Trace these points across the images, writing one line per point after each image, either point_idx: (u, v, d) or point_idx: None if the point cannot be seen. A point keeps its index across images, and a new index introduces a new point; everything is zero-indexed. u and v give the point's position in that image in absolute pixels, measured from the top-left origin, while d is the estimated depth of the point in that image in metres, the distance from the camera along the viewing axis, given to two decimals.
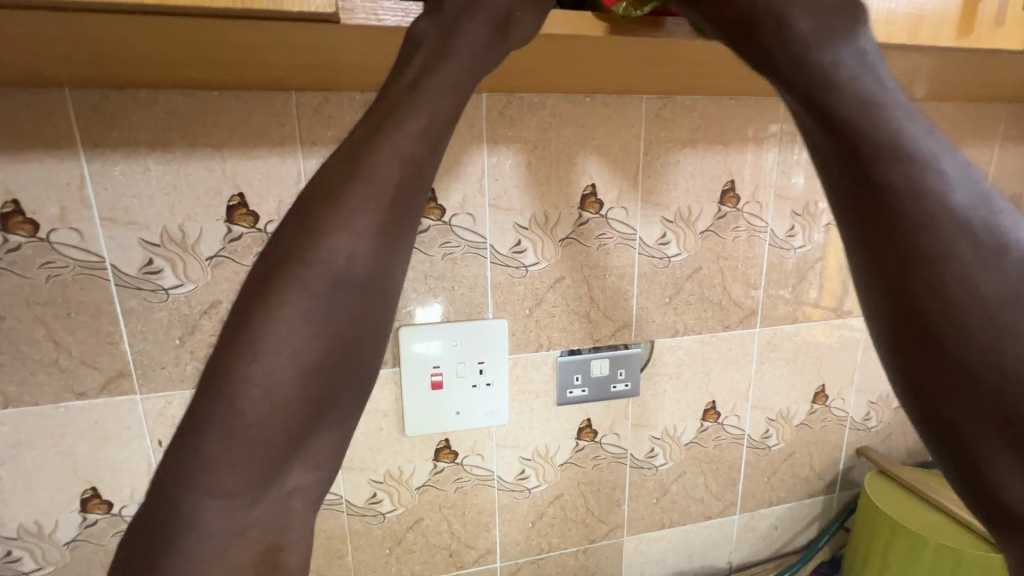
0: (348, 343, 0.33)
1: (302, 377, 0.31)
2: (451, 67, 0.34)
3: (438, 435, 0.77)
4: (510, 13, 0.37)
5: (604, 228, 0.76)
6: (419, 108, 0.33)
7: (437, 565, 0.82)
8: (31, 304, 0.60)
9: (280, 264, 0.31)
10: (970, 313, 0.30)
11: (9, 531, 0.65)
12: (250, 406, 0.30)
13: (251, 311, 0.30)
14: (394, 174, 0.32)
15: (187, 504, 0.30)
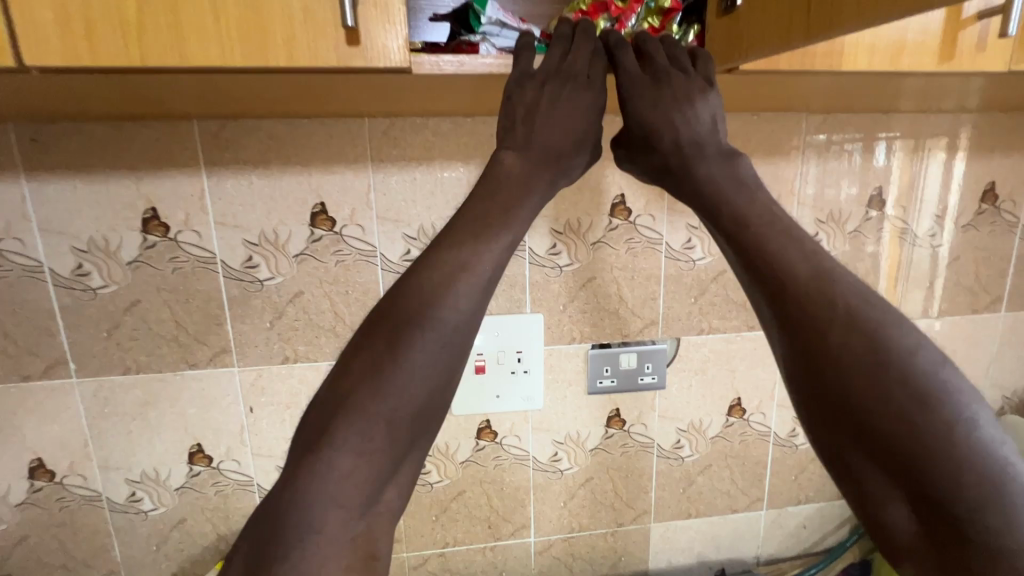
0: (438, 398, 0.41)
1: (411, 417, 0.40)
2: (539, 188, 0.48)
3: (480, 416, 0.86)
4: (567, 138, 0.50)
5: (632, 233, 0.84)
6: (519, 215, 0.45)
7: (477, 535, 0.91)
8: (160, 290, 0.75)
9: (399, 330, 0.40)
10: (847, 365, 0.38)
11: (135, 476, 0.80)
12: (375, 435, 0.38)
13: (386, 361, 0.39)
14: (492, 261, 0.43)
15: (315, 511, 0.37)
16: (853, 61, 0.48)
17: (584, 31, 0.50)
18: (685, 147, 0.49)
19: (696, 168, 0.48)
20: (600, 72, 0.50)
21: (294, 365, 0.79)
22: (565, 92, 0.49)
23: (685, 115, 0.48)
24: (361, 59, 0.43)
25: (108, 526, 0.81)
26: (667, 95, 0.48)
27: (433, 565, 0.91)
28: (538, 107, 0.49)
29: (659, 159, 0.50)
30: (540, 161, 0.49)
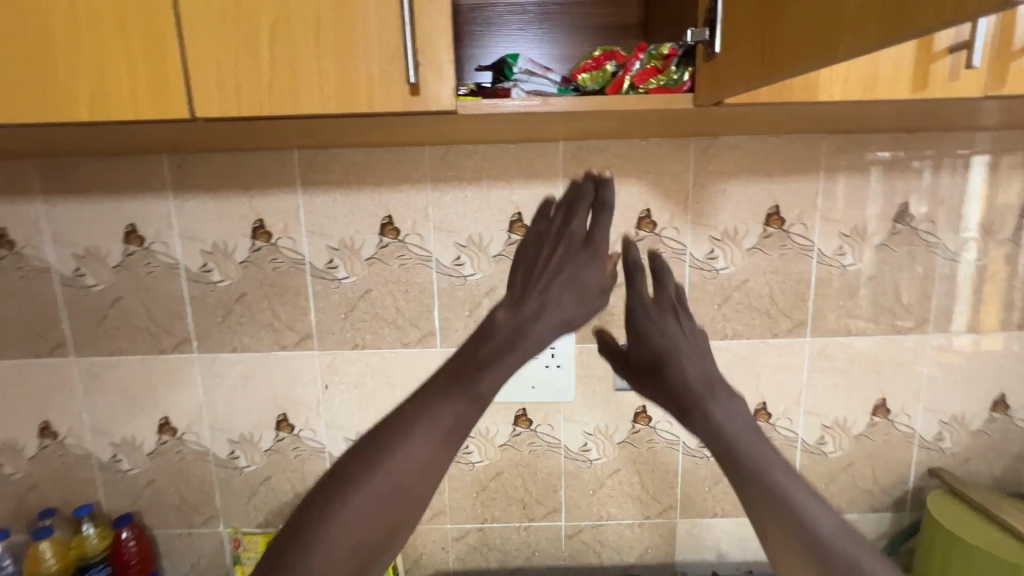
0: (397, 521, 0.45)
1: (374, 535, 0.44)
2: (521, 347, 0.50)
3: (517, 404, 0.97)
4: (563, 296, 0.52)
5: (657, 244, 0.93)
6: (496, 368, 0.49)
7: (513, 513, 1.01)
8: (262, 285, 0.93)
9: (378, 448, 0.46)
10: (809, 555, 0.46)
11: (235, 438, 0.98)
12: (334, 538, 0.43)
13: (360, 474, 0.45)
14: (470, 400, 0.48)
15: None
16: (828, 92, 0.56)
17: (585, 200, 0.55)
18: (685, 365, 0.55)
19: (690, 384, 0.54)
20: (609, 225, 0.55)
21: (362, 351, 0.95)
22: (569, 258, 0.53)
23: (682, 339, 0.57)
24: (421, 104, 0.57)
25: (212, 477, 0.99)
26: (671, 322, 0.57)
27: (473, 538, 1.02)
28: (543, 267, 0.53)
29: (657, 384, 0.56)
30: (535, 321, 0.51)
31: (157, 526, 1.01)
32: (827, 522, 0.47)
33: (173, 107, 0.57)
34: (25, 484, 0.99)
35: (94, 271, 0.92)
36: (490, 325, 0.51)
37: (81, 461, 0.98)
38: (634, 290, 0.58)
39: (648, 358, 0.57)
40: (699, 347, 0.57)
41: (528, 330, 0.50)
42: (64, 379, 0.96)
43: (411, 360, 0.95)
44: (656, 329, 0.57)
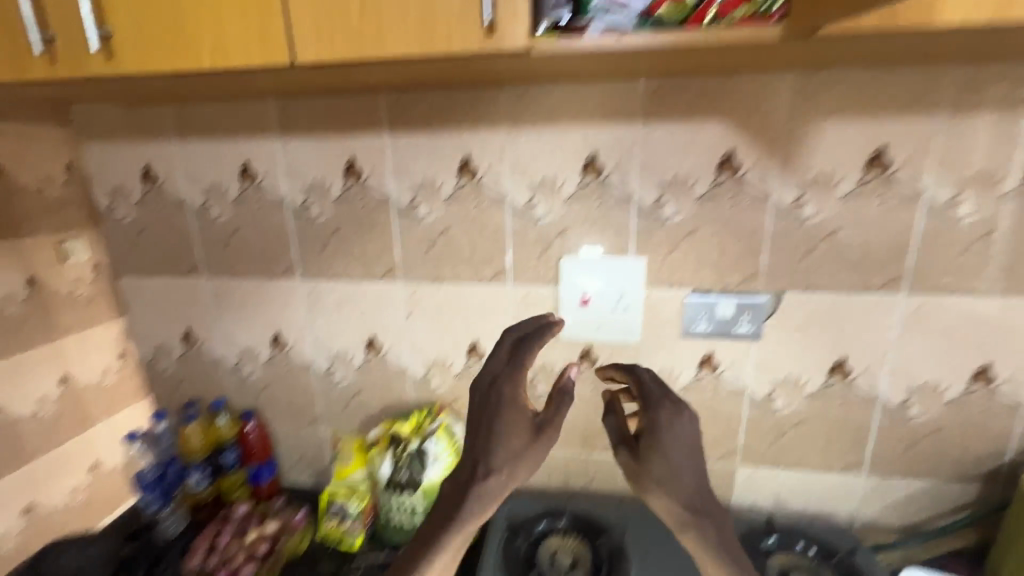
0: None
1: None
2: (475, 500, 0.59)
3: (583, 343, 1.01)
4: (506, 457, 0.59)
5: (739, 189, 0.89)
6: (457, 522, 0.59)
7: (573, 443, 1.08)
8: (353, 220, 1.02)
9: None
10: None
11: (333, 354, 1.12)
12: None
13: None
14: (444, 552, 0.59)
15: None
16: (949, 16, 0.49)
17: (513, 345, 0.66)
18: (689, 463, 0.64)
19: (690, 485, 0.62)
20: (538, 347, 0.65)
21: (441, 285, 1.03)
22: (506, 408, 0.61)
23: (686, 437, 0.65)
24: (497, 43, 0.58)
25: (314, 387, 1.15)
26: (681, 419, 0.66)
27: None
28: (486, 420, 0.61)
29: (666, 480, 0.62)
30: (484, 472, 0.59)
31: (272, 423, 1.20)
32: None
33: (275, 53, 0.63)
34: (175, 380, 1.22)
35: (218, 205, 1.07)
36: (453, 482, 0.61)
37: (214, 364, 1.18)
38: (647, 383, 0.71)
39: (653, 466, 0.63)
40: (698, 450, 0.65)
41: (480, 489, 0.59)
42: (198, 295, 1.14)
43: (484, 295, 1.02)
44: (663, 430, 0.65)
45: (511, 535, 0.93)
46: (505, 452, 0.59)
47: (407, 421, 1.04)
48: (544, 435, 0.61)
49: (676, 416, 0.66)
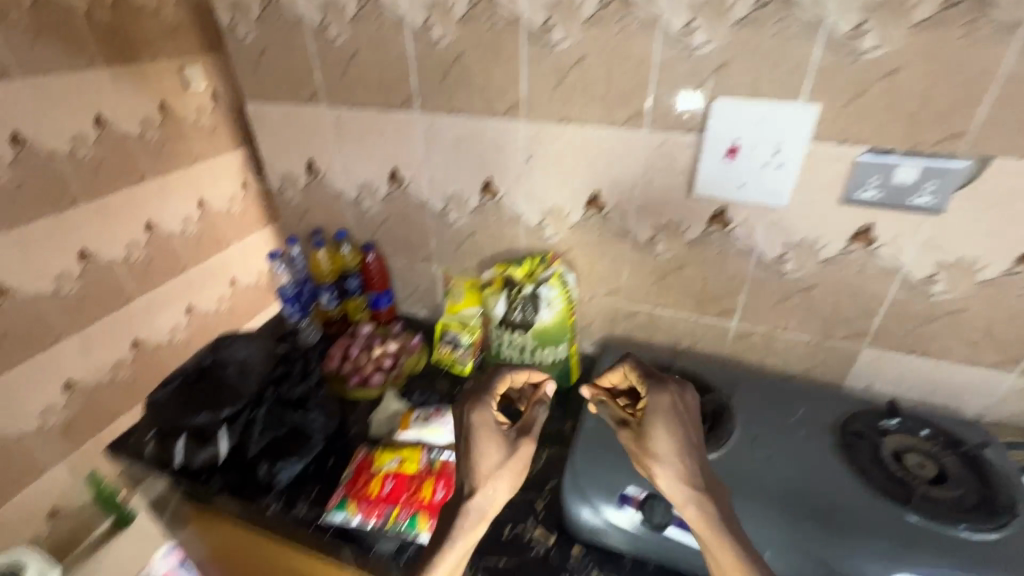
0: None
1: None
2: (478, 501, 0.71)
3: (718, 201, 0.92)
4: (495, 466, 0.73)
5: (980, 13, 0.68)
6: (461, 533, 0.69)
7: (685, 305, 1.05)
8: (478, 44, 0.93)
9: None
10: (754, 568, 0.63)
11: (448, 194, 1.12)
12: None
13: None
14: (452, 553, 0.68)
15: None
16: None
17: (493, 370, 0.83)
18: (681, 430, 0.71)
19: (680, 444, 0.70)
20: (512, 369, 0.84)
21: (567, 127, 0.94)
22: (489, 424, 0.76)
23: (679, 407, 0.73)
24: None
25: (429, 226, 1.18)
26: (676, 392, 0.75)
27: (641, 319, 1.11)
28: (472, 438, 0.74)
29: (661, 442, 0.71)
30: (478, 483, 0.72)
31: (390, 258, 1.27)
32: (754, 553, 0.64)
33: None
34: (301, 209, 1.29)
35: (335, 24, 1.00)
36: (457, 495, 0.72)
37: (335, 197, 1.23)
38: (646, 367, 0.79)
39: (652, 444, 0.71)
40: (691, 421, 0.73)
41: (477, 498, 0.71)
42: (319, 125, 1.14)
43: (615, 141, 0.93)
44: (657, 399, 0.74)
45: None
46: (483, 466, 0.73)
47: (520, 266, 1.05)
48: (516, 445, 0.75)
49: (678, 399, 0.74)
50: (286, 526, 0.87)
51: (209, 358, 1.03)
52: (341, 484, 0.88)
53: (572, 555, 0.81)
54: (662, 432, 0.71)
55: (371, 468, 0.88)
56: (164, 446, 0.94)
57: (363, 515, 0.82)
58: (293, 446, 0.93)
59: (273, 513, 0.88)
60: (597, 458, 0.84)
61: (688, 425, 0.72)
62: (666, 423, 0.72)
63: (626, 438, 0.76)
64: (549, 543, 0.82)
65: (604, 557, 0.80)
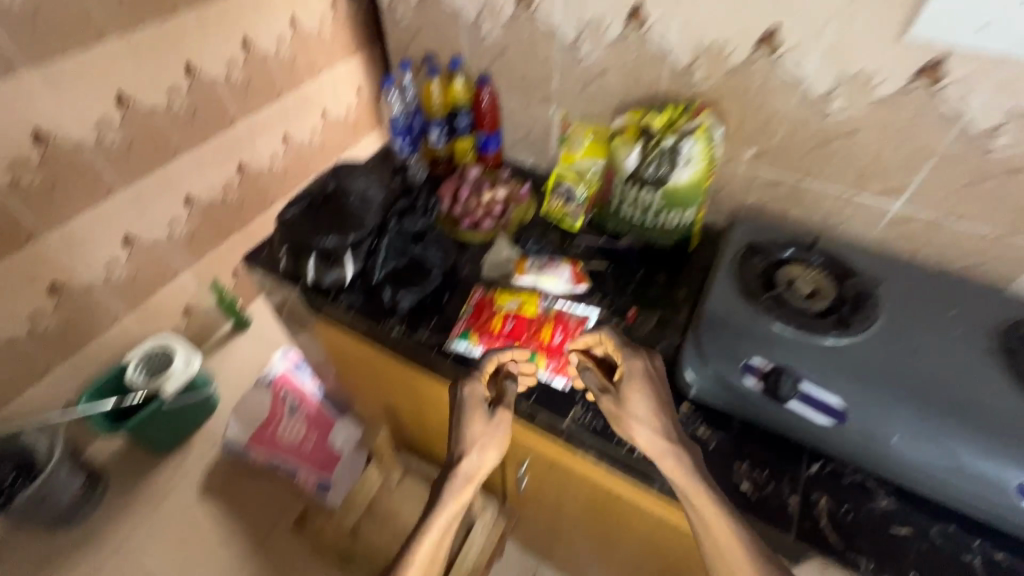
0: None
1: None
2: (465, 466, 0.74)
3: (939, 48, 0.74)
4: (479, 435, 0.77)
5: None
6: (449, 501, 0.72)
7: (842, 178, 0.92)
8: None
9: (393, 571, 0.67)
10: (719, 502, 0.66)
11: (586, 20, 0.96)
12: None
13: None
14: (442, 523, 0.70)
15: None
16: None
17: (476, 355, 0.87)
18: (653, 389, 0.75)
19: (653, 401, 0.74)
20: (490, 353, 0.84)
21: None
22: (472, 396, 0.78)
23: (649, 371, 0.76)
24: None
25: (554, 61, 1.05)
26: (643, 359, 0.78)
27: (781, 190, 0.99)
28: (459, 416, 0.78)
29: (636, 400, 0.74)
30: (465, 452, 0.75)
31: (503, 96, 1.17)
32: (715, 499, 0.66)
33: None
34: (413, 30, 1.20)
35: None
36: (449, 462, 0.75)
37: (451, 18, 1.11)
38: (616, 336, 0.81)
39: (629, 403, 0.74)
40: (660, 383, 0.76)
41: (463, 466, 0.74)
42: None
43: None
44: (628, 362, 0.77)
45: (751, 254, 0.91)
46: (471, 433, 0.76)
47: (661, 116, 0.94)
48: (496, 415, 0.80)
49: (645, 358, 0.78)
50: (408, 347, 0.95)
51: (334, 183, 1.04)
52: (463, 317, 0.93)
53: (681, 410, 0.83)
54: (634, 392, 0.75)
55: (491, 307, 0.93)
56: (297, 262, 1.00)
57: (486, 345, 0.87)
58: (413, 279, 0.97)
59: (396, 336, 0.95)
60: (724, 325, 0.81)
61: (656, 383, 0.75)
62: (640, 385, 0.75)
63: (608, 405, 0.77)
64: None
65: (712, 416, 0.83)
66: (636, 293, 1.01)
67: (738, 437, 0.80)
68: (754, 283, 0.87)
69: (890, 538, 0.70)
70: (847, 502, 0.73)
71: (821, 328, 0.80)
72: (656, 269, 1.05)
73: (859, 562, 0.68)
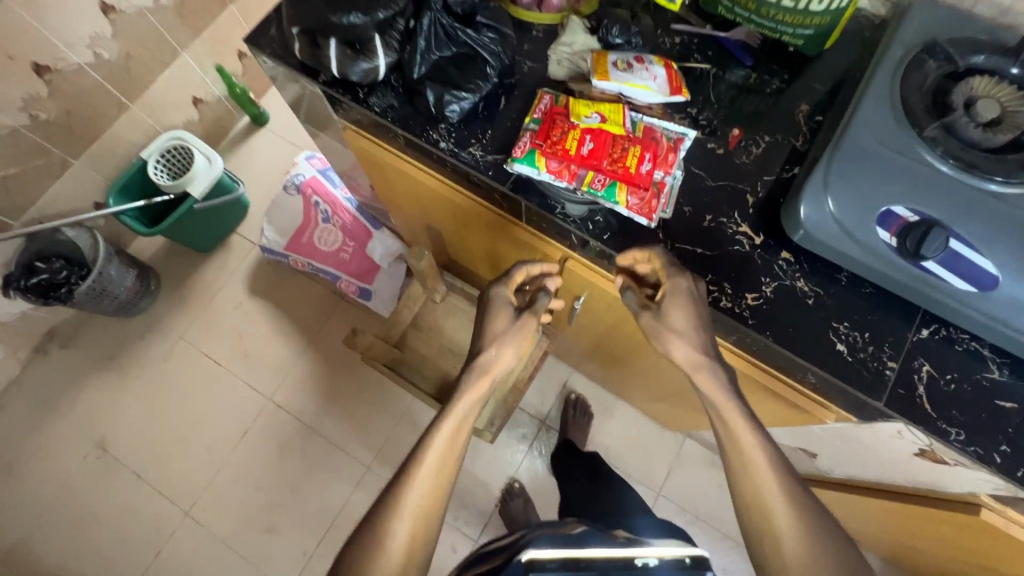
0: (427, 498, 0.65)
1: (414, 515, 0.64)
2: (490, 354, 0.73)
3: None
4: (501, 331, 0.76)
5: None
6: (472, 388, 0.71)
7: None
8: None
9: (414, 451, 0.68)
10: (747, 419, 0.63)
11: None
12: (402, 521, 0.63)
13: (405, 467, 0.67)
14: (464, 409, 0.70)
15: (380, 547, 0.62)
16: None
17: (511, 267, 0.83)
18: (696, 310, 0.66)
19: (695, 319, 0.66)
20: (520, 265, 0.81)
21: None
22: (499, 301, 0.78)
23: (694, 292, 0.67)
24: None
25: None
26: (687, 282, 0.67)
27: None
28: (481, 317, 0.78)
29: (674, 322, 0.66)
30: (489, 345, 0.74)
31: None
32: (745, 417, 0.63)
33: None
34: None
35: None
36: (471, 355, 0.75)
37: None
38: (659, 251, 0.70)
39: (668, 317, 0.66)
40: (704, 306, 0.67)
41: (487, 357, 0.73)
42: None
43: None
44: (672, 279, 0.67)
45: (922, 59, 0.67)
46: (493, 330, 0.75)
47: None
48: (522, 319, 0.78)
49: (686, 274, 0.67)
50: (457, 167, 0.79)
51: None
52: (526, 132, 0.73)
53: (780, 259, 0.71)
54: (670, 312, 0.67)
55: (562, 124, 0.72)
56: (313, 50, 0.78)
57: (559, 170, 0.70)
58: (463, 75, 0.77)
59: (443, 150, 0.79)
60: (867, 162, 0.63)
61: (700, 304, 0.67)
62: (679, 303, 0.66)
63: (644, 320, 0.70)
64: (756, 241, 0.72)
65: (816, 267, 0.71)
66: (740, 108, 0.80)
67: (843, 294, 0.70)
68: (919, 103, 0.65)
69: (992, 410, 0.64)
70: (954, 371, 0.66)
71: (995, 171, 0.61)
72: (768, 73, 0.82)
73: (950, 433, 0.63)
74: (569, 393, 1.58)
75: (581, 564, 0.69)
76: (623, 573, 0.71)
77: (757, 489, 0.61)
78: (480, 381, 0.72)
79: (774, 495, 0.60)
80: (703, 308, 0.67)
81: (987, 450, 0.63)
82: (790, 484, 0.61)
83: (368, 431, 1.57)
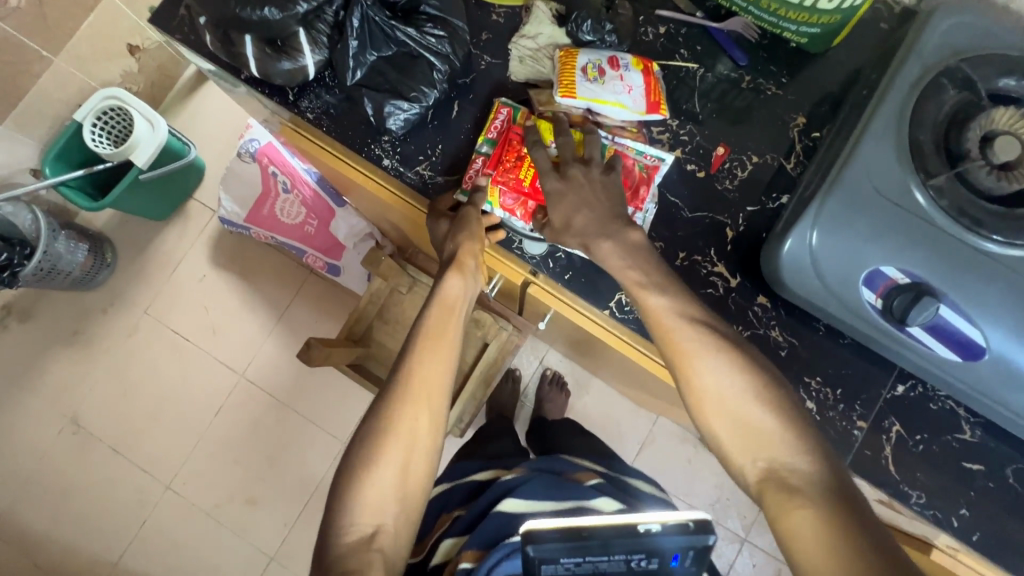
0: (418, 414, 0.62)
1: (410, 437, 0.61)
2: (464, 244, 0.65)
3: None
4: (452, 229, 0.66)
5: None
6: (453, 283, 0.66)
7: None
8: None
9: (397, 373, 0.63)
10: (672, 304, 0.57)
11: None
12: (397, 444, 0.61)
13: (390, 392, 0.62)
14: (443, 310, 0.66)
15: (372, 476, 0.59)
16: None
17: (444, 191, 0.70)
18: (583, 201, 0.60)
19: (578, 204, 0.60)
20: (445, 184, 0.70)
21: None
22: (440, 215, 0.68)
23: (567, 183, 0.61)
24: None
25: None
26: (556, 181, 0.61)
27: None
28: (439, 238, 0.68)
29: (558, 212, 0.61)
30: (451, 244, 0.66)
31: None
32: (660, 301, 0.57)
33: None
34: None
35: None
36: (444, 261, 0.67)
37: None
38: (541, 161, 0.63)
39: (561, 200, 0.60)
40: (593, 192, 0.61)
41: (456, 249, 0.66)
42: None
43: None
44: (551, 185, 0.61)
45: (940, 83, 0.56)
46: (438, 230, 0.67)
47: None
48: (461, 216, 0.66)
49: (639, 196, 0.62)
50: (403, 187, 0.71)
51: None
52: (478, 158, 0.67)
53: (756, 304, 0.66)
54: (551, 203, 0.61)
55: (514, 151, 0.66)
56: (227, 48, 0.66)
57: (512, 208, 0.65)
58: (406, 80, 0.65)
59: (387, 169, 0.70)
60: (862, 210, 0.56)
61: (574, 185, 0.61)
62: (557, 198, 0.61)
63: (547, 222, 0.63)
64: (732, 285, 0.66)
65: (794, 313, 0.66)
66: (725, 115, 0.70)
67: (820, 343, 0.65)
68: (929, 141, 0.56)
69: (958, 472, 0.62)
70: (925, 432, 0.63)
71: (1000, 228, 0.54)
72: (763, 74, 0.71)
73: (911, 496, 0.62)
74: (545, 369, 1.56)
75: (583, 536, 0.55)
76: (625, 539, 0.55)
77: (703, 387, 0.55)
78: (461, 280, 0.66)
79: (731, 391, 0.54)
80: (581, 188, 0.61)
81: (946, 514, 0.62)
82: (751, 374, 0.54)
83: (344, 405, 1.56)
